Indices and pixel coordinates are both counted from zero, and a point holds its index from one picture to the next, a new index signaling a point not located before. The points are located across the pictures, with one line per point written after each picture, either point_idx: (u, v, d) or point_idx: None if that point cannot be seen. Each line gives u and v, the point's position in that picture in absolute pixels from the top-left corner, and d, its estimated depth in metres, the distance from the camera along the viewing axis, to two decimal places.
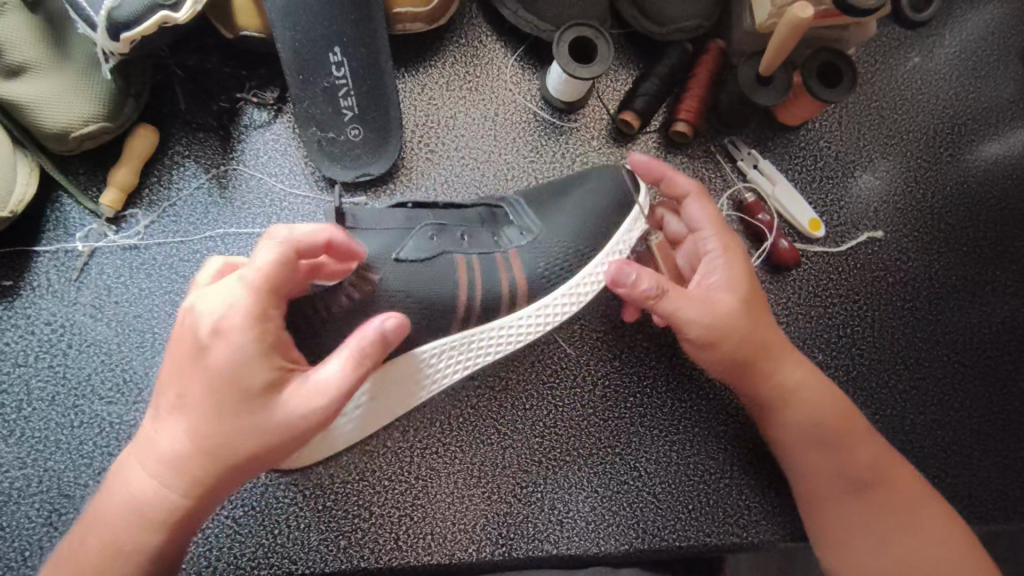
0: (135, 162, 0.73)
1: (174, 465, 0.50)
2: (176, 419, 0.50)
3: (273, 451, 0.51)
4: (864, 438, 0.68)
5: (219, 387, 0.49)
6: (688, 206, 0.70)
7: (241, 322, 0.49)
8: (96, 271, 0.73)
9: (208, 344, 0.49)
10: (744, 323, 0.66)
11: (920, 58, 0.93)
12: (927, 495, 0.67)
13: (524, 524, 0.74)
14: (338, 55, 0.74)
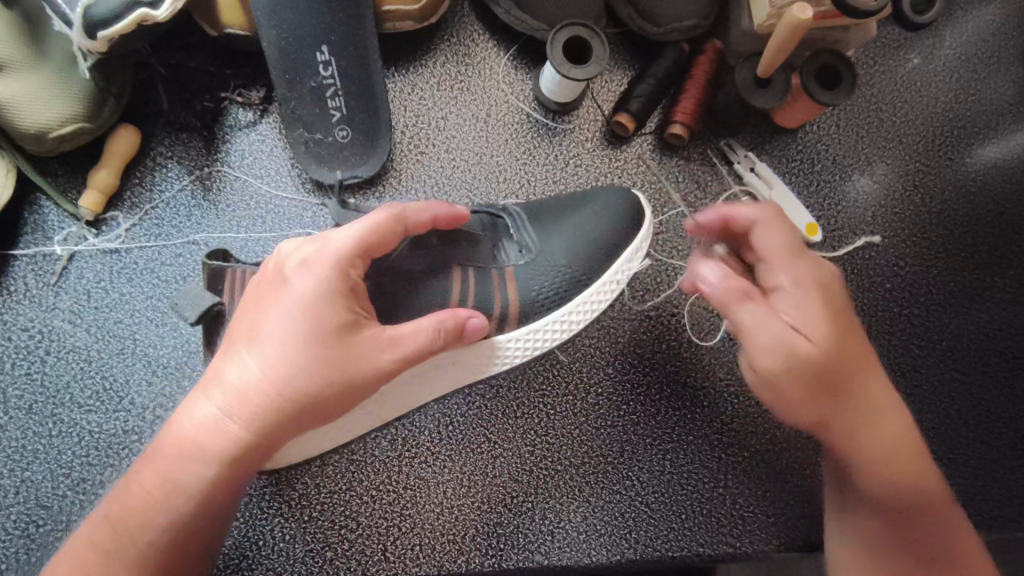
0: (115, 164, 0.71)
1: (240, 404, 0.51)
2: (247, 359, 0.52)
3: (339, 401, 0.53)
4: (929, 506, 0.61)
5: (303, 336, 0.51)
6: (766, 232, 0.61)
7: (334, 279, 0.52)
8: (76, 275, 0.71)
9: (287, 304, 0.52)
10: (828, 370, 0.58)
11: (920, 59, 0.92)
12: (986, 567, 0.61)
13: (514, 534, 0.73)
14: (325, 54, 0.71)
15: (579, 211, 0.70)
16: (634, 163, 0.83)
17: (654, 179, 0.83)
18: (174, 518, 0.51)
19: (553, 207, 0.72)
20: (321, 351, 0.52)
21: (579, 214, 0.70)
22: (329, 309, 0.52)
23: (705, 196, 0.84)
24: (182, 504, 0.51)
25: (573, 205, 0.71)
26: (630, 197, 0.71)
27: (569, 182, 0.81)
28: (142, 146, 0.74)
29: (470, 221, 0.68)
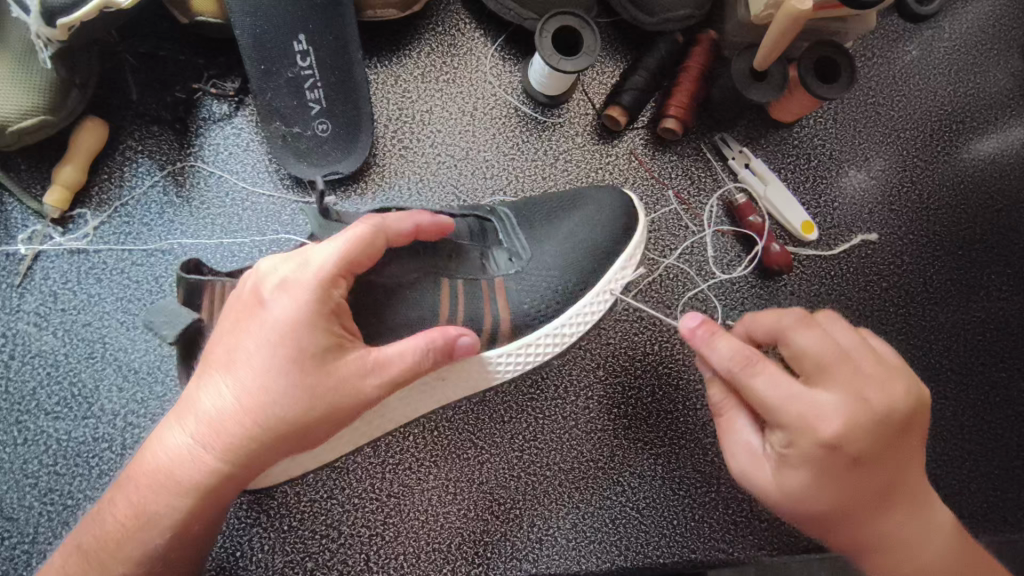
0: (82, 159, 0.68)
1: (217, 432, 0.48)
2: (223, 385, 0.48)
3: (323, 426, 0.49)
4: None
5: (280, 358, 0.48)
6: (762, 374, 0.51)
7: (313, 302, 0.49)
8: (41, 276, 0.68)
9: (263, 327, 0.48)
10: (842, 488, 0.50)
11: (918, 52, 0.89)
12: None
13: (501, 542, 0.71)
14: (303, 43, 0.68)
15: (572, 217, 0.68)
16: (625, 158, 0.81)
17: (646, 176, 0.81)
18: (149, 549, 0.48)
19: (542, 211, 0.70)
20: (301, 378, 0.48)
21: (571, 221, 0.68)
22: (309, 329, 0.48)
23: (698, 192, 0.81)
24: (157, 529, 0.48)
25: (564, 211, 0.69)
26: (623, 198, 0.70)
27: (559, 178, 0.78)
28: (110, 140, 0.71)
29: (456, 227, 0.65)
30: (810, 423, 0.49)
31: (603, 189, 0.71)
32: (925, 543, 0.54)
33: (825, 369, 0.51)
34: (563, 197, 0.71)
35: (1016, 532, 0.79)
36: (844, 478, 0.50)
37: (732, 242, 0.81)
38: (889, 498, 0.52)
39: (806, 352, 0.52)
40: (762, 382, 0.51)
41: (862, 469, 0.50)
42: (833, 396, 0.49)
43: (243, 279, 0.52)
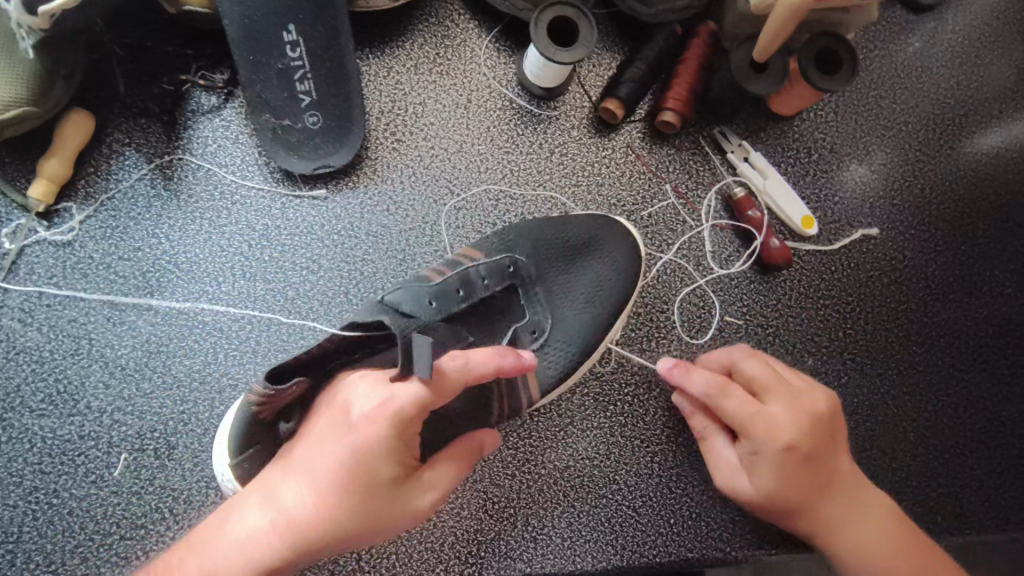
0: (67, 151, 0.67)
1: (284, 528, 0.49)
2: (301, 483, 0.50)
3: (374, 537, 0.51)
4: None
5: (356, 472, 0.49)
6: (729, 400, 0.62)
7: (401, 426, 0.50)
8: (26, 271, 0.67)
9: (348, 437, 0.50)
10: (796, 483, 0.61)
11: (921, 44, 0.88)
12: None
13: (495, 541, 0.70)
14: (292, 33, 0.67)
15: (591, 267, 0.70)
16: (622, 151, 0.79)
17: (643, 169, 0.79)
18: None
19: (557, 261, 0.70)
20: (375, 494, 0.50)
21: (589, 272, 0.70)
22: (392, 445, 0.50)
23: (696, 186, 0.80)
24: None
25: (580, 260, 0.70)
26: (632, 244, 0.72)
27: (554, 172, 0.77)
28: (97, 133, 0.69)
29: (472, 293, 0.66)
30: (764, 428, 0.60)
31: (613, 233, 0.72)
32: (872, 529, 0.62)
33: (772, 387, 0.63)
34: (574, 241, 0.71)
35: (1019, 532, 0.78)
36: (796, 476, 0.61)
37: (731, 237, 0.80)
38: (832, 486, 0.62)
39: (758, 376, 0.64)
40: (731, 403, 0.62)
41: (808, 466, 0.61)
42: (777, 405, 0.62)
43: (345, 381, 0.54)
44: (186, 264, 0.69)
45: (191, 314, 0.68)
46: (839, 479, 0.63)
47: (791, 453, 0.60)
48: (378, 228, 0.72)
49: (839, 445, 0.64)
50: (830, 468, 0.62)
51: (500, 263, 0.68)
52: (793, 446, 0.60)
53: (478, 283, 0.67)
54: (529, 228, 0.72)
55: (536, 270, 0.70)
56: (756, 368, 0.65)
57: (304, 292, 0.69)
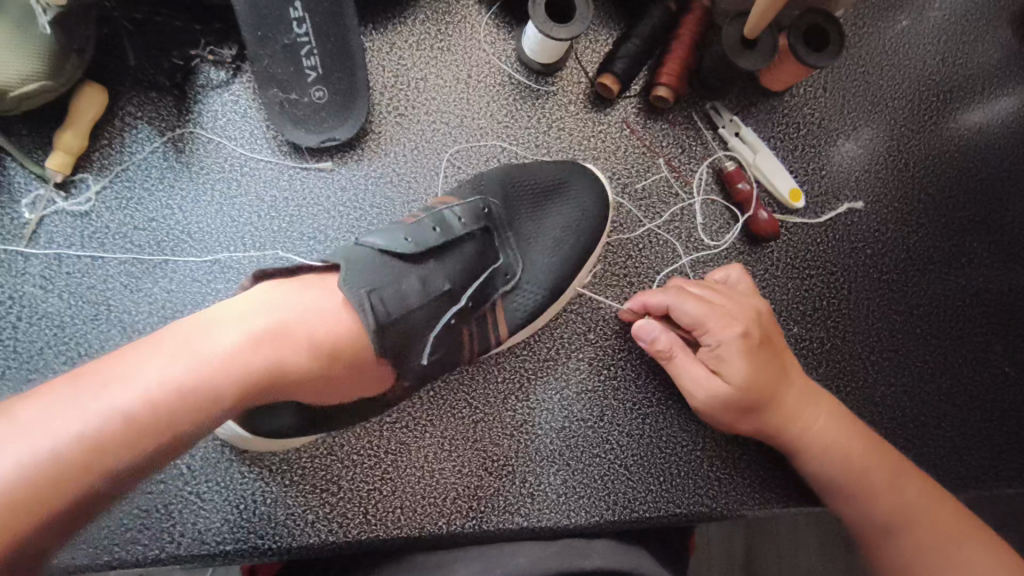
0: (82, 124, 0.69)
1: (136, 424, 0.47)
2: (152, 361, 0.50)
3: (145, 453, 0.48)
4: (889, 477, 0.66)
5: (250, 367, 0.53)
6: (683, 303, 0.70)
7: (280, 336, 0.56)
8: (46, 240, 0.69)
9: (262, 346, 0.54)
10: (754, 369, 0.67)
11: (909, 22, 0.90)
12: (956, 517, 0.65)
13: (494, 497, 0.74)
14: (298, 10, 0.70)
15: (561, 210, 0.75)
16: (617, 126, 0.82)
17: (637, 143, 0.82)
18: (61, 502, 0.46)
19: (528, 205, 0.74)
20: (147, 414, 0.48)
21: (558, 215, 0.75)
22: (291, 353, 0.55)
23: (688, 160, 0.83)
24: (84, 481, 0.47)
25: (548, 205, 0.75)
26: (600, 188, 0.76)
27: (552, 146, 0.80)
28: (110, 106, 0.72)
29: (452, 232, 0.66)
30: (720, 321, 0.69)
31: (577, 176, 0.76)
32: (829, 423, 0.69)
33: (716, 294, 0.71)
34: (541, 185, 0.75)
35: (988, 489, 0.82)
36: (754, 364, 0.68)
37: (721, 209, 0.83)
38: (788, 377, 0.70)
39: (703, 288, 0.73)
40: (687, 305, 0.70)
41: (762, 356, 0.68)
42: (725, 301, 0.71)
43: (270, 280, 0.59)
44: (199, 234, 0.71)
45: (204, 282, 0.71)
46: (792, 376, 0.70)
47: (746, 343, 0.68)
48: (382, 200, 0.75)
49: (781, 341, 0.73)
50: (780, 361, 0.70)
51: (475, 210, 0.70)
52: (748, 332, 0.68)
53: (454, 224, 0.67)
54: (515, 174, 0.75)
55: (507, 214, 0.73)
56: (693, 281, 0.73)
57: (312, 261, 0.72)
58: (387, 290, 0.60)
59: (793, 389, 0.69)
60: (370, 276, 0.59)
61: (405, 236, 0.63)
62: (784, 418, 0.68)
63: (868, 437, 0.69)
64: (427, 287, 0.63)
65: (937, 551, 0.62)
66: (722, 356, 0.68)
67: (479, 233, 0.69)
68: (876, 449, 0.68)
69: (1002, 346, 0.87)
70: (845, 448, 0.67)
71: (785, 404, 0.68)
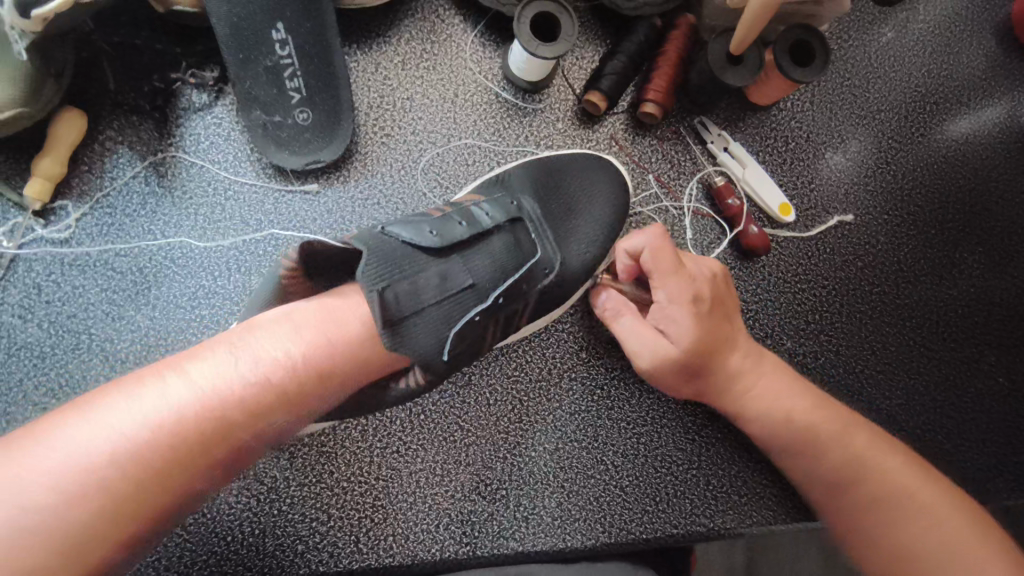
0: (61, 149, 0.68)
1: (164, 443, 0.46)
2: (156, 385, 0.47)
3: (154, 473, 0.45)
4: (836, 440, 0.64)
5: (276, 392, 0.50)
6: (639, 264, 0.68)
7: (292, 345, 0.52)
8: (24, 269, 0.68)
9: (271, 357, 0.51)
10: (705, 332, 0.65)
11: (894, 34, 0.90)
12: (920, 479, 0.62)
13: (488, 522, 0.73)
14: (281, 32, 0.68)
15: (573, 219, 0.73)
16: (605, 143, 0.82)
17: (626, 160, 0.82)
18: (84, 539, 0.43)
19: (558, 204, 0.73)
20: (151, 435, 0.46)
21: (587, 201, 0.74)
22: (322, 380, 0.53)
23: (678, 176, 0.82)
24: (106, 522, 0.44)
25: (575, 203, 0.74)
26: (619, 181, 0.77)
27: None
28: (90, 130, 0.70)
29: (480, 224, 0.64)
30: (672, 282, 0.66)
31: (601, 175, 0.76)
32: (779, 387, 0.68)
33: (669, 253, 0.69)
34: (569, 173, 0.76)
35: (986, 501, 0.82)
36: (703, 327, 0.65)
37: (712, 224, 0.82)
38: (738, 337, 0.68)
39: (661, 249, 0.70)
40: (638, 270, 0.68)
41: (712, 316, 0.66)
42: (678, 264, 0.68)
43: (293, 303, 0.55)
44: (182, 259, 0.70)
45: (188, 308, 0.69)
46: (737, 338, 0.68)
47: (694, 307, 0.65)
48: (369, 221, 0.74)
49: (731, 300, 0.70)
50: (730, 320, 0.68)
51: (505, 204, 0.68)
52: (697, 294, 0.66)
53: (482, 217, 0.65)
54: (529, 171, 0.75)
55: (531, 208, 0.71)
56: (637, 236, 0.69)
57: None
58: (402, 282, 0.56)
59: (742, 347, 0.68)
60: (388, 265, 0.56)
61: (430, 229, 0.61)
62: (729, 376, 0.67)
63: (819, 403, 0.67)
64: (447, 282, 0.59)
65: (883, 509, 0.60)
66: (671, 317, 0.66)
67: (507, 228, 0.66)
68: (827, 414, 0.66)
69: (996, 356, 0.86)
70: (789, 408, 0.66)
71: (732, 364, 0.67)
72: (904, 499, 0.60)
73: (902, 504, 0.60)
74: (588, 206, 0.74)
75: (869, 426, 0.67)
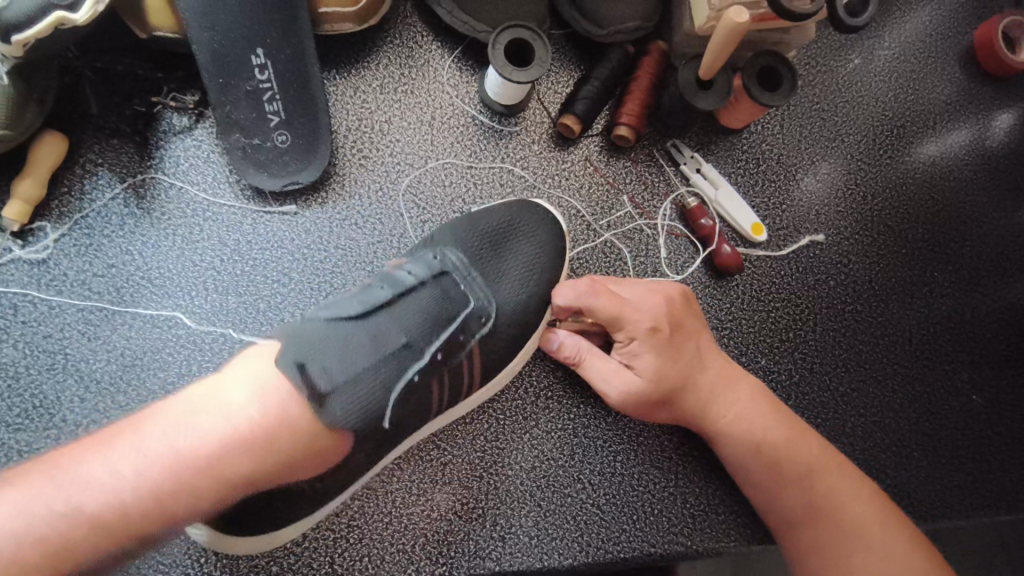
0: (41, 172, 0.68)
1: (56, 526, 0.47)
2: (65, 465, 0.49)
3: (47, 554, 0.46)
4: (799, 469, 0.66)
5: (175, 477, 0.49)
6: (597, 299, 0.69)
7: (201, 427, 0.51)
8: (1, 289, 0.68)
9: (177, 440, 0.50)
10: (670, 362, 0.68)
11: (860, 60, 0.93)
12: (874, 517, 0.64)
13: (465, 541, 0.72)
14: (261, 57, 0.70)
15: (507, 267, 0.70)
16: (581, 164, 0.83)
17: (601, 181, 0.83)
18: None
19: (487, 249, 0.71)
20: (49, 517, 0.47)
21: (518, 248, 0.72)
22: (279, 455, 0.53)
23: (652, 197, 0.84)
24: None
25: (505, 247, 0.71)
26: (550, 219, 0.74)
27: (516, 185, 0.81)
28: (70, 153, 0.72)
29: (399, 285, 0.63)
30: (634, 315, 0.68)
31: (530, 218, 0.74)
32: (745, 413, 0.69)
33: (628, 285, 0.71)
34: (498, 221, 0.73)
35: (961, 517, 0.83)
36: (669, 358, 0.68)
37: (686, 244, 0.84)
38: (706, 360, 0.70)
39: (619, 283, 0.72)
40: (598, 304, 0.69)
41: (677, 347, 0.69)
42: (640, 296, 0.70)
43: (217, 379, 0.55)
44: (160, 279, 0.71)
45: (165, 328, 0.70)
46: (704, 365, 0.70)
47: (659, 337, 0.68)
48: (346, 241, 0.75)
49: (698, 324, 0.72)
50: (697, 347, 0.70)
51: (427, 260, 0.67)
52: (660, 324, 0.68)
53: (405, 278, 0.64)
54: (458, 222, 0.73)
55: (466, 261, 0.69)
56: (584, 284, 0.70)
57: (275, 304, 0.72)
58: (327, 351, 0.56)
59: (710, 371, 0.70)
60: (308, 347, 0.56)
61: (353, 301, 0.61)
62: (696, 402, 0.69)
63: (785, 430, 0.68)
64: (380, 345, 0.59)
65: (839, 543, 0.62)
66: (637, 349, 0.68)
67: (431, 282, 0.65)
68: (793, 442, 0.67)
69: (968, 373, 0.88)
70: (753, 432, 0.67)
71: (697, 392, 0.69)
72: (859, 535, 0.63)
73: (856, 539, 0.62)
74: (520, 249, 0.72)
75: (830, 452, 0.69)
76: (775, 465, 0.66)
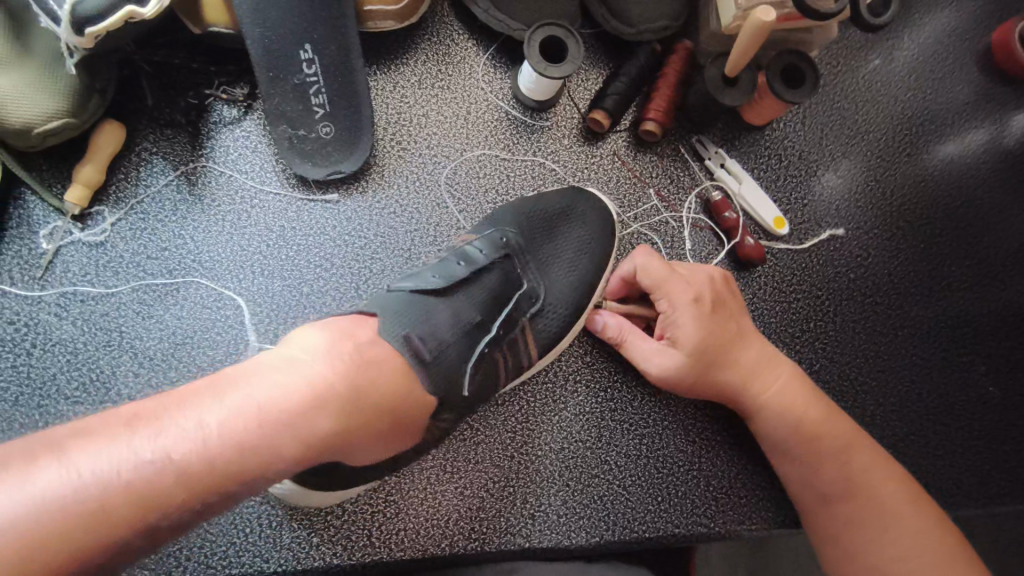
0: (101, 158, 0.72)
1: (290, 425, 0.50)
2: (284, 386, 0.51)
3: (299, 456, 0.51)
4: (834, 451, 0.69)
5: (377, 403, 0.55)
6: (645, 270, 0.74)
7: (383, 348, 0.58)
8: (61, 269, 0.72)
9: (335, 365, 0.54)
10: (711, 335, 0.71)
11: (880, 61, 0.96)
12: (907, 504, 0.66)
13: (496, 518, 0.75)
14: (309, 52, 0.74)
15: (562, 244, 0.77)
16: (609, 158, 0.86)
17: (629, 175, 0.86)
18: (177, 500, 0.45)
19: (543, 230, 0.77)
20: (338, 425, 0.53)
21: (572, 232, 0.78)
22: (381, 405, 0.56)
23: (677, 190, 0.87)
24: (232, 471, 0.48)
25: (559, 225, 0.78)
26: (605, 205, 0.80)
27: (547, 178, 0.84)
28: (127, 142, 0.75)
29: (473, 262, 0.69)
30: (676, 286, 0.72)
31: (586, 200, 0.80)
32: (784, 394, 0.71)
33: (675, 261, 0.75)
34: (550, 205, 0.79)
35: (980, 506, 0.85)
36: (710, 331, 0.71)
37: (710, 237, 0.87)
38: (745, 339, 0.73)
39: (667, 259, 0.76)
40: (645, 276, 0.74)
41: (718, 321, 0.72)
42: (684, 271, 0.74)
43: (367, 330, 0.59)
44: (209, 261, 0.74)
45: (214, 309, 0.73)
46: (743, 344, 0.72)
47: (702, 310, 0.71)
48: (385, 229, 0.78)
49: (740, 305, 0.75)
50: (737, 325, 0.73)
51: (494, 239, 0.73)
52: (701, 297, 0.72)
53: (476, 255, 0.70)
54: (520, 203, 0.79)
55: (526, 238, 0.76)
56: (637, 256, 0.75)
57: (318, 288, 0.75)
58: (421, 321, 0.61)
59: (751, 349, 0.73)
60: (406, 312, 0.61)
61: (431, 274, 0.67)
62: (734, 378, 0.71)
63: (825, 417, 0.71)
64: (459, 318, 0.64)
65: (870, 525, 0.65)
66: (676, 318, 0.71)
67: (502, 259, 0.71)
68: (832, 427, 0.70)
69: (985, 366, 0.90)
70: (791, 412, 0.71)
71: (735, 368, 0.71)
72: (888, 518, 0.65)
73: (886, 524, 0.65)
74: (577, 231, 0.78)
75: (868, 439, 0.71)
76: (812, 445, 0.70)
